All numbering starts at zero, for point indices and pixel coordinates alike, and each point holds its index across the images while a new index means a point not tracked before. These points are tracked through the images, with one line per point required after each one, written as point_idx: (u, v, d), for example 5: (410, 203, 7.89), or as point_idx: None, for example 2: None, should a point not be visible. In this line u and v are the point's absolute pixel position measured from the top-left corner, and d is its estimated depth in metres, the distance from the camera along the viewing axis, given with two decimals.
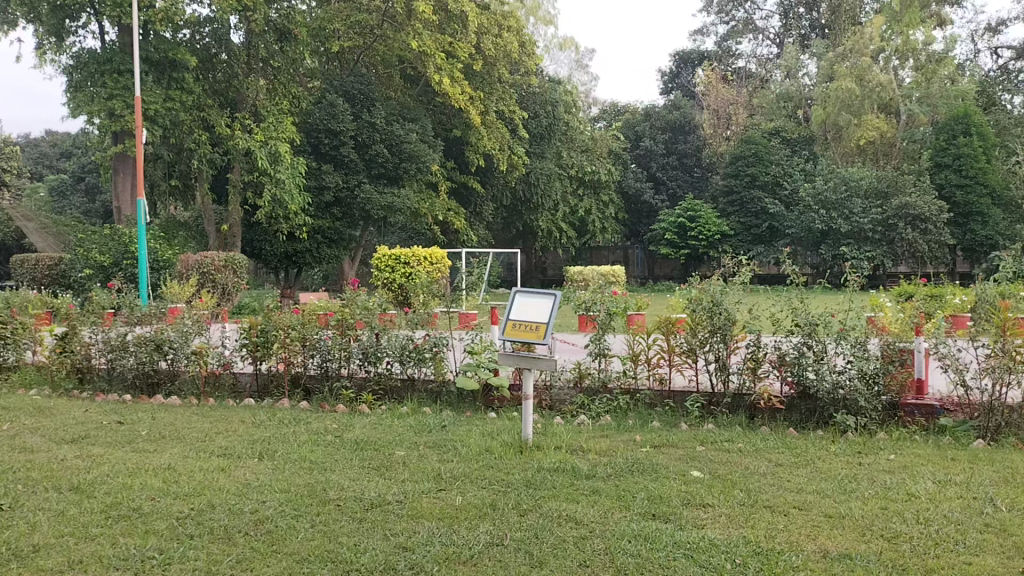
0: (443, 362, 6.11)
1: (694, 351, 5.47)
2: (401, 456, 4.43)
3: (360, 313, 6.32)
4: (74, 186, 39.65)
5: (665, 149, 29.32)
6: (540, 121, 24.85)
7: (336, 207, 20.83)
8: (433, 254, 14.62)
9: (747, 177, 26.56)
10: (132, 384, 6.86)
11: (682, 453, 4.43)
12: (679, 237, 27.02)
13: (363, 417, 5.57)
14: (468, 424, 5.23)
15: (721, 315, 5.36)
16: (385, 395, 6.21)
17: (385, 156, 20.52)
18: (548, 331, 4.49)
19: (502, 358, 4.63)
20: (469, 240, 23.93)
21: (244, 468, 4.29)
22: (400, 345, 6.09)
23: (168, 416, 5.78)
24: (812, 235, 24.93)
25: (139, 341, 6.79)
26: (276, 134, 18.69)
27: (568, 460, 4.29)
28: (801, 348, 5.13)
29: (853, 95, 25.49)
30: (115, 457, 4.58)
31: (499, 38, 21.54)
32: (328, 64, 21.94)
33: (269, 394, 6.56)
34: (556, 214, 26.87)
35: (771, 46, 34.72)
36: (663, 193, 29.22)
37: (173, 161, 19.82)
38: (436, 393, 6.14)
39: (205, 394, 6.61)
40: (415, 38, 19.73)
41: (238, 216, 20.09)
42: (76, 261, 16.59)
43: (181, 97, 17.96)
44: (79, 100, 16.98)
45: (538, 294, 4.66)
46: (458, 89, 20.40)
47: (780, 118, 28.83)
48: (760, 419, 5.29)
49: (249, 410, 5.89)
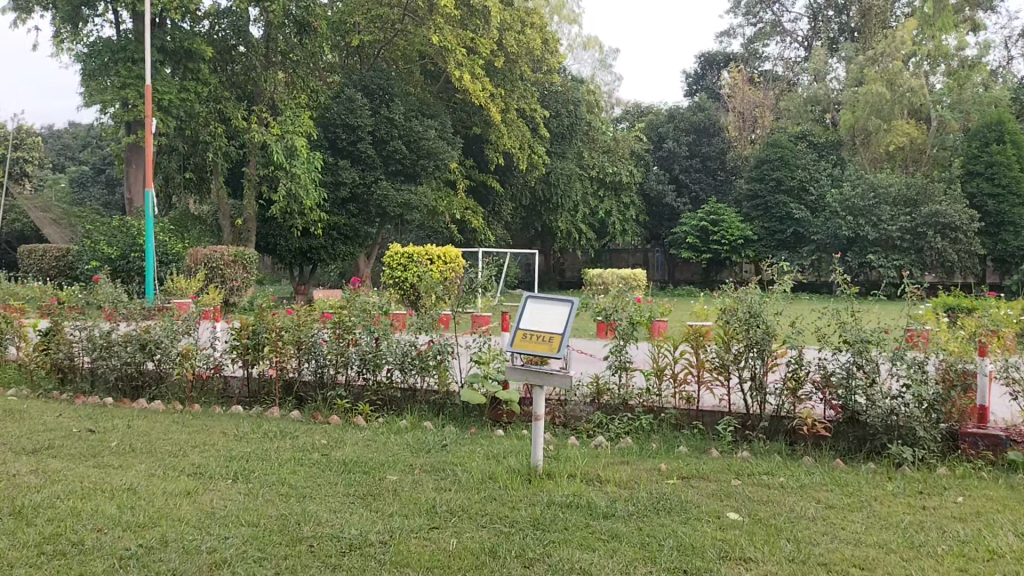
0: (448, 372, 5.55)
1: (726, 366, 4.91)
2: (392, 482, 3.89)
3: (357, 314, 5.76)
4: (94, 177, 39.53)
5: (689, 152, 28.63)
6: (561, 120, 24.29)
7: (352, 203, 20.41)
8: (448, 253, 14.10)
9: (773, 181, 25.88)
10: (114, 387, 6.36)
11: (715, 487, 3.86)
12: (701, 241, 26.50)
13: (357, 431, 5.05)
14: (471, 444, 4.68)
15: (758, 327, 4.81)
16: (383, 405, 5.69)
17: (403, 153, 19.99)
18: (563, 343, 3.92)
19: (510, 372, 4.08)
20: (486, 239, 23.43)
21: (214, 492, 3.76)
22: (401, 352, 5.55)
23: (146, 424, 5.29)
24: (838, 241, 24.15)
25: (122, 340, 6.29)
26: (292, 128, 18.24)
27: (582, 494, 3.73)
28: (849, 368, 4.57)
29: (883, 100, 24.38)
30: (73, 474, 4.07)
31: (522, 34, 20.92)
32: (347, 58, 21.47)
33: (259, 402, 6.05)
34: (576, 215, 26.30)
35: (798, 49, 33.93)
36: (685, 196, 28.55)
37: (188, 154, 19.43)
38: (438, 405, 5.59)
39: (191, 401, 6.11)
40: (436, 32, 19.25)
41: (253, 211, 19.70)
42: (83, 253, 16.23)
43: (197, 88, 17.54)
44: (92, 89, 16.59)
45: (554, 300, 4.10)
46: (478, 86, 19.86)
47: (807, 122, 28.08)
48: (800, 446, 4.72)
49: (233, 421, 5.38)
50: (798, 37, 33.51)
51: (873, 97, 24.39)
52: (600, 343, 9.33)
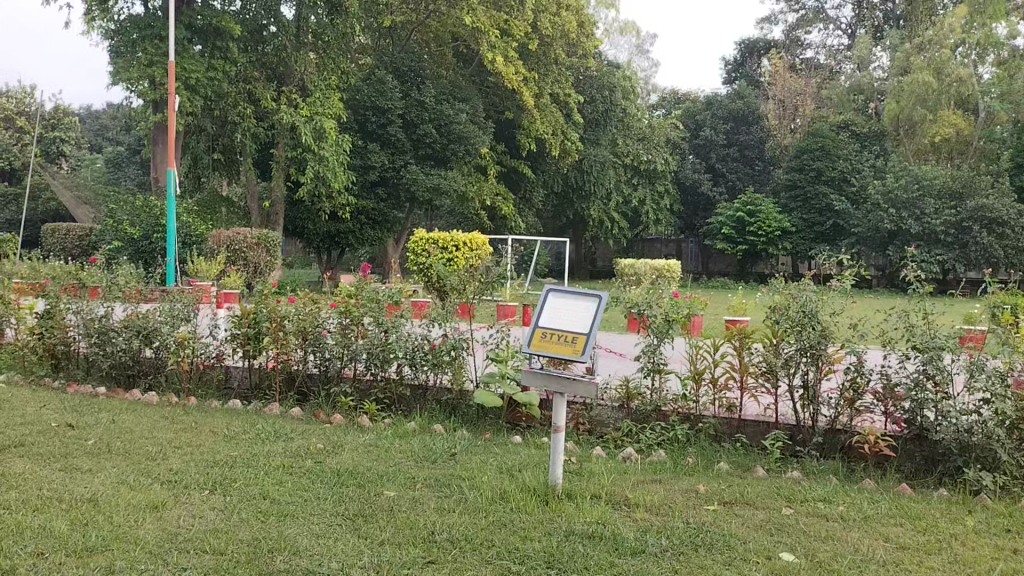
0: (462, 369, 5.05)
1: (775, 371, 4.36)
2: (390, 500, 3.39)
3: (366, 304, 5.26)
4: (130, 157, 39.67)
5: (726, 140, 27.82)
6: (595, 106, 23.62)
7: (380, 187, 20.01)
8: (474, 239, 13.54)
9: (813, 171, 25.14)
10: (109, 375, 5.96)
11: (764, 518, 3.31)
12: (737, 232, 25.86)
13: (360, 434, 4.56)
14: (485, 453, 4.17)
15: (812, 329, 4.26)
16: (391, 405, 5.18)
17: (433, 137, 19.47)
18: (589, 345, 3.40)
19: (526, 376, 3.56)
20: (516, 226, 22.93)
21: (185, 508, 3.27)
22: (412, 345, 5.05)
23: (132, 419, 4.84)
24: (879, 235, 23.24)
25: (118, 326, 5.86)
26: (321, 109, 17.78)
27: (608, 522, 3.19)
28: (920, 379, 3.99)
29: (929, 90, 23.26)
30: (33, 480, 3.60)
31: (557, 16, 20.16)
32: (378, 39, 20.96)
33: (260, 396, 5.59)
34: (609, 203, 25.65)
35: (841, 37, 32.66)
36: (722, 185, 27.77)
37: (216, 134, 19.05)
38: (451, 407, 5.09)
39: (186, 392, 5.65)
40: (469, 13, 18.65)
41: (281, 193, 19.37)
42: (106, 232, 16.03)
43: (225, 67, 17.10)
44: (118, 66, 16.22)
45: (577, 294, 3.56)
46: (511, 69, 19.31)
47: (849, 112, 26.70)
48: (859, 466, 4.15)
49: (226, 417, 4.91)
50: (841, 25, 32.23)
51: (918, 87, 23.46)
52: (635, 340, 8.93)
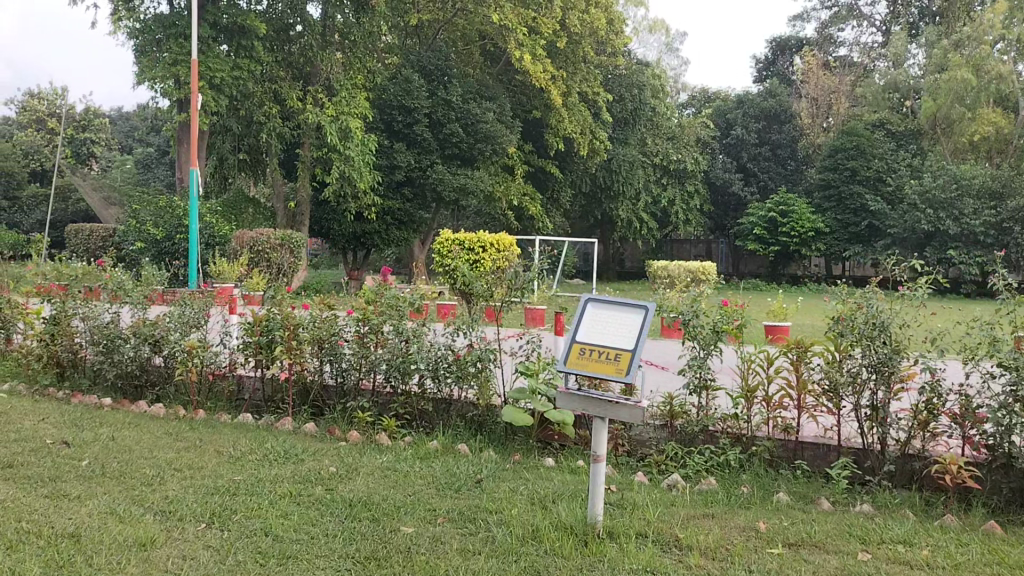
0: (489, 383, 4.63)
1: (839, 390, 3.93)
2: (407, 539, 2.98)
3: (385, 311, 4.86)
4: (158, 158, 39.77)
5: (758, 139, 27.18)
6: (625, 105, 23.13)
7: (407, 187, 19.67)
8: (501, 240, 13.27)
9: (847, 171, 24.41)
10: (115, 386, 5.62)
11: (839, 566, 2.86)
12: (769, 233, 25.25)
13: (378, 455, 4.16)
14: (514, 480, 3.75)
15: (883, 343, 3.81)
16: (411, 421, 4.78)
17: (460, 136, 19.09)
18: (635, 364, 2.96)
19: (560, 398, 3.13)
20: (544, 227, 22.53)
21: (175, 547, 2.89)
22: (435, 357, 4.63)
23: (133, 435, 4.49)
24: (916, 236, 22.49)
25: (127, 334, 5.52)
26: (347, 109, 17.45)
27: (658, 569, 2.76)
28: (1007, 401, 3.51)
29: (967, 87, 22.52)
30: (12, 510, 3.23)
31: (587, 14, 19.66)
32: (405, 38, 20.66)
33: (272, 409, 5.21)
34: (638, 203, 25.18)
35: (875, 34, 31.62)
36: (753, 185, 27.17)
37: (241, 134, 18.80)
38: (476, 424, 4.67)
39: (195, 404, 5.28)
40: (497, 11, 18.24)
41: (306, 193, 19.13)
42: (128, 233, 15.83)
43: (250, 66, 16.80)
44: (143, 66, 15.97)
45: (621, 305, 3.13)
46: (539, 68, 18.87)
47: (883, 111, 25.53)
48: (937, 499, 3.68)
49: (235, 434, 4.54)
50: (875, 22, 31.22)
51: (956, 84, 22.58)
52: (674, 348, 8.70)
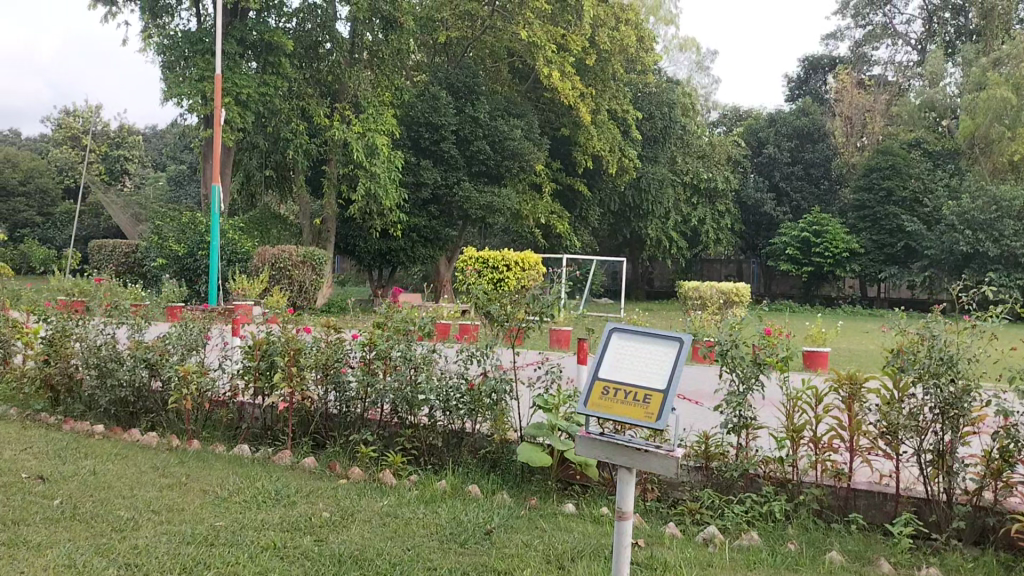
0: (506, 415, 4.23)
1: (898, 433, 3.48)
2: None
3: (392, 335, 4.48)
4: (190, 176, 40.04)
5: (791, 158, 26.61)
6: (654, 123, 22.70)
7: (433, 205, 19.38)
8: (526, 258, 12.91)
9: (882, 191, 23.74)
10: (109, 412, 5.28)
11: None
12: (802, 253, 24.69)
13: (379, 497, 3.76)
14: (531, 530, 3.34)
15: (951, 381, 3.34)
16: (420, 457, 4.38)
17: (487, 154, 18.78)
18: (668, 407, 2.53)
19: (581, 444, 2.70)
20: (572, 246, 22.13)
21: None
22: (446, 388, 4.25)
23: (117, 469, 4.12)
24: (953, 258, 21.76)
25: (123, 356, 5.20)
26: (374, 125, 17.19)
27: None
28: None
29: (1008, 105, 21.55)
30: None
31: (616, 31, 19.29)
32: (434, 56, 20.45)
33: (271, 441, 4.82)
34: (667, 222, 24.69)
35: (911, 52, 30.94)
36: (786, 205, 26.58)
37: (268, 151, 18.65)
38: (490, 461, 4.25)
39: (190, 433, 4.91)
40: (525, 28, 17.94)
41: (332, 210, 18.96)
42: (150, 249, 15.68)
43: (277, 83, 16.58)
44: (170, 81, 15.85)
45: (652, 337, 2.71)
46: (568, 85, 18.53)
47: (920, 130, 24.75)
48: (1016, 562, 3.19)
49: (227, 470, 4.16)
50: (911, 40, 30.52)
51: (995, 102, 21.63)
52: (709, 377, 8.32)
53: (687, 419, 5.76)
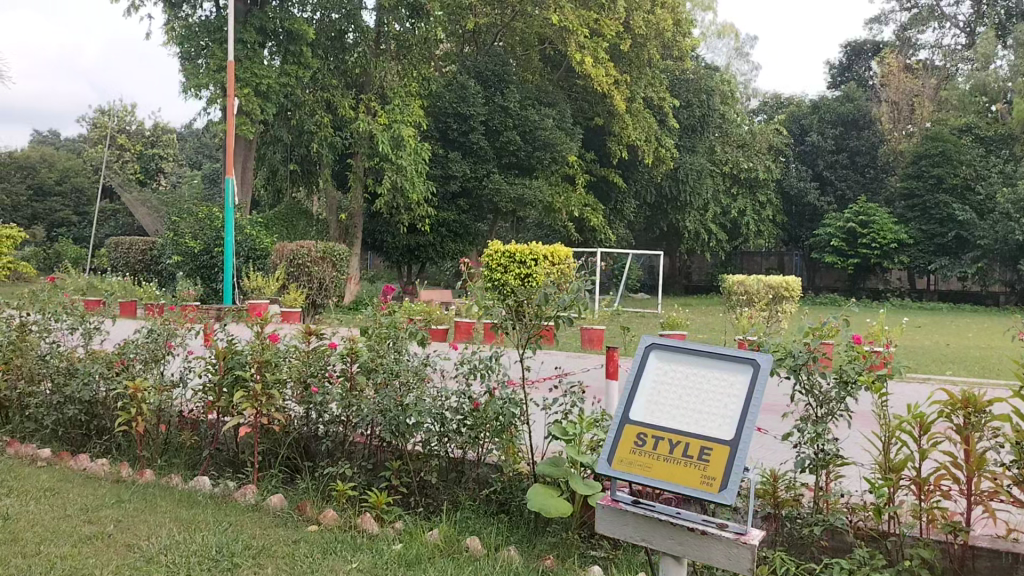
0: (517, 445, 3.37)
1: None
2: None
3: (377, 343, 3.65)
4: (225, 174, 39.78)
5: (835, 146, 25.25)
6: (692, 111, 21.64)
7: (462, 198, 18.58)
8: (557, 252, 12.03)
9: (932, 179, 22.33)
10: (58, 433, 4.51)
11: None
12: (847, 244, 23.41)
13: (351, 556, 2.92)
14: None
15: None
16: (412, 497, 3.54)
17: (517, 144, 17.90)
18: (737, 467, 1.75)
19: (609, 511, 1.92)
20: (607, 239, 21.14)
21: None
22: (443, 409, 3.44)
23: (32, 512, 3.32)
24: (1006, 246, 20.72)
25: (77, 367, 4.44)
26: (400, 116, 16.29)
27: None
28: None
29: None
30: None
31: (651, 14, 18.21)
32: (463, 46, 19.49)
33: (237, 470, 4.02)
34: (706, 214, 23.59)
35: (959, 35, 29.24)
36: (830, 195, 25.20)
37: (292, 145, 17.87)
38: (498, 502, 3.38)
39: (144, 461, 4.13)
40: (556, 12, 16.97)
41: (359, 205, 18.23)
42: (166, 246, 15.04)
43: (300, 73, 15.71)
44: (188, 73, 15.10)
45: (709, 359, 1.92)
46: (601, 71, 17.57)
47: (970, 115, 22.93)
48: None
49: (170, 513, 3.34)
50: (959, 23, 28.90)
51: None
52: (785, 390, 7.36)
53: (759, 458, 4.70)
